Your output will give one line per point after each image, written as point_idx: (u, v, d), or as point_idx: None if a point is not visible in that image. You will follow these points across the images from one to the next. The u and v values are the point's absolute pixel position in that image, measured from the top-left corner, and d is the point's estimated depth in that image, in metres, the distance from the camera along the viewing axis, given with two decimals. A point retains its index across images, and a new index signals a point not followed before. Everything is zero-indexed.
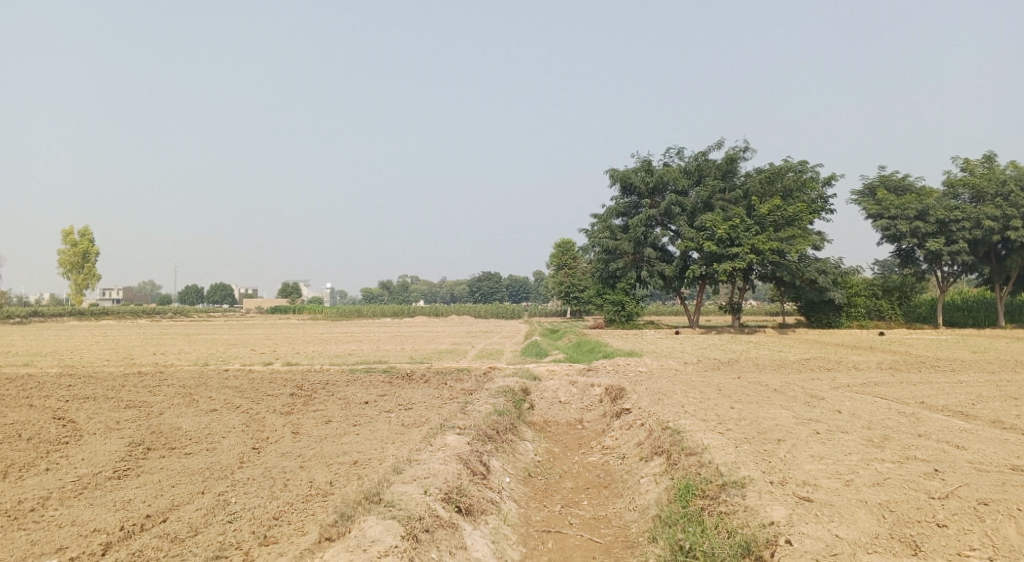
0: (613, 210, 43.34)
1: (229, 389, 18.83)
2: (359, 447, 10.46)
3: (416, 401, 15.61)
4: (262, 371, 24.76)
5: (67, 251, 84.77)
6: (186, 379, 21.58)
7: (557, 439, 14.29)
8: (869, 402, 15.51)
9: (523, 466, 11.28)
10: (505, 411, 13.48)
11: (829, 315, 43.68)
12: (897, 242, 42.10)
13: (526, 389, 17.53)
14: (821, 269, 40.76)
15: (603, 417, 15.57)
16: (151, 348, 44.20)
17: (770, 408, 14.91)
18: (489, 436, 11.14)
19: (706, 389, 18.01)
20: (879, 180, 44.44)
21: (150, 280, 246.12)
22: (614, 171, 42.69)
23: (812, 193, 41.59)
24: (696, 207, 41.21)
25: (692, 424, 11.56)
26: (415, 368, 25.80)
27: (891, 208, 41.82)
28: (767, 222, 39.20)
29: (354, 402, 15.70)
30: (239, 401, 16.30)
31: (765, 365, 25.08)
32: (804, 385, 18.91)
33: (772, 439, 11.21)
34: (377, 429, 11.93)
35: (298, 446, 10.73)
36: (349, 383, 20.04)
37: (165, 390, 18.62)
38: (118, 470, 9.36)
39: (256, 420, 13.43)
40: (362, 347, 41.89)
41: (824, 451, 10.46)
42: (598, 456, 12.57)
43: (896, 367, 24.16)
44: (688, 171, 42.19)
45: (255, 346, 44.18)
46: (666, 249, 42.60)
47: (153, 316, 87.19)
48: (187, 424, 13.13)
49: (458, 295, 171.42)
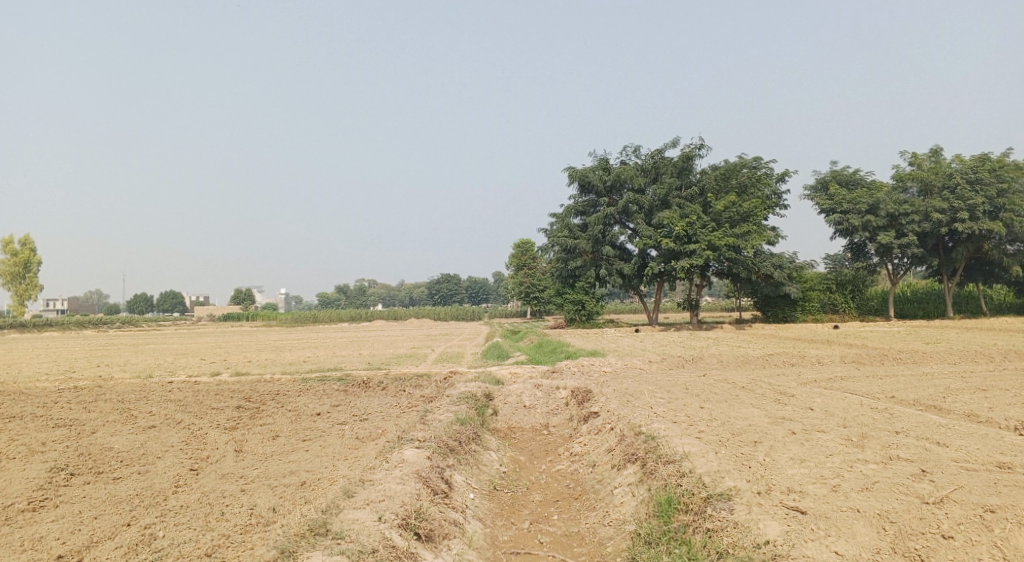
0: (571, 209, 42.89)
1: (172, 402, 17.62)
2: (307, 465, 9.57)
3: (372, 411, 14.73)
4: (210, 382, 23.47)
5: (7, 260, 80.96)
6: (126, 392, 20.23)
7: (523, 447, 13.58)
8: (840, 398, 15.21)
9: (488, 479, 10.55)
10: (467, 420, 12.69)
11: (785, 309, 43.93)
12: (850, 236, 42.52)
13: (489, 394, 16.76)
14: (776, 264, 41.02)
15: (570, 421, 14.93)
16: (94, 360, 42.12)
17: (741, 407, 14.46)
18: (450, 448, 10.36)
19: (674, 388, 17.53)
20: (831, 175, 44.83)
21: (95, 292, 237.48)
22: (572, 170, 42.27)
23: (767, 190, 41.82)
24: (654, 205, 41.02)
25: (666, 428, 10.96)
26: (373, 374, 24.84)
27: (843, 202, 42.17)
28: (723, 219, 39.17)
29: (306, 414, 14.73)
30: (182, 416, 15.18)
31: (730, 362, 24.79)
32: (772, 382, 18.59)
33: (749, 442, 10.69)
34: (328, 444, 11.06)
35: (241, 467, 9.79)
36: (302, 392, 19.03)
37: (101, 406, 17.35)
38: (32, 501, 8.26)
39: (197, 438, 12.38)
40: (319, 353, 40.61)
41: (804, 452, 9.97)
42: (566, 465, 11.89)
43: (859, 361, 24.12)
44: (645, 170, 42.01)
45: (206, 355, 42.49)
46: (624, 248, 42.33)
47: (100, 327, 83.90)
48: (120, 444, 12.00)
49: (418, 299, 169.62)
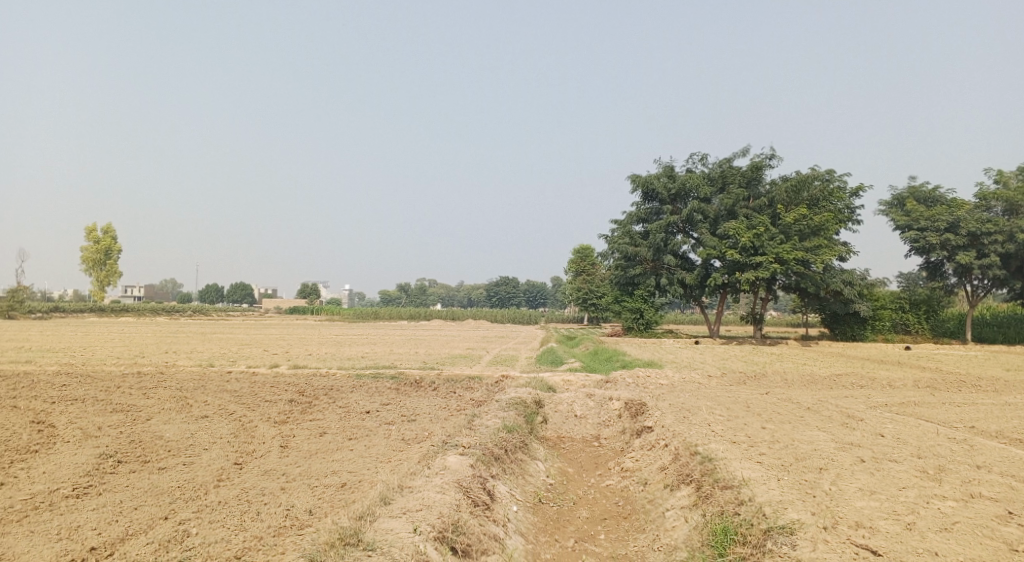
0: (633, 216, 42.17)
1: (227, 393, 17.87)
2: (350, 466, 9.38)
3: (421, 412, 14.53)
4: (267, 374, 23.82)
5: (90, 248, 84.91)
6: (186, 380, 20.69)
7: (572, 458, 13.15)
8: (914, 425, 14.21)
9: (533, 490, 10.18)
10: (515, 427, 12.34)
11: (854, 328, 41.97)
12: (926, 255, 40.44)
13: (539, 400, 16.38)
14: (847, 280, 39.28)
15: (622, 434, 14.41)
16: (163, 346, 43.63)
17: (805, 430, 13.66)
18: (496, 457, 10.02)
19: (733, 405, 16.78)
20: (908, 191, 42.71)
21: (170, 280, 247.54)
22: (636, 176, 41.58)
23: (840, 203, 40.16)
24: (719, 215, 39.88)
25: (724, 449, 10.37)
26: (425, 373, 24.81)
27: (920, 219, 40.20)
28: (792, 231, 37.73)
29: (355, 411, 14.67)
30: (235, 407, 15.34)
31: (794, 380, 23.73)
32: (839, 404, 17.62)
33: (814, 469, 10.00)
34: (373, 444, 10.87)
35: (283, 463, 9.70)
36: (354, 389, 19.07)
37: (161, 392, 17.72)
38: (77, 487, 8.31)
39: (246, 430, 12.43)
40: (375, 349, 40.99)
41: (874, 484, 9.24)
42: (617, 480, 11.42)
43: (934, 386, 22.73)
44: (712, 179, 40.95)
45: (268, 346, 43.53)
46: (686, 257, 41.29)
47: (172, 315, 87.14)
48: (171, 433, 12.12)
49: (476, 300, 170.55)
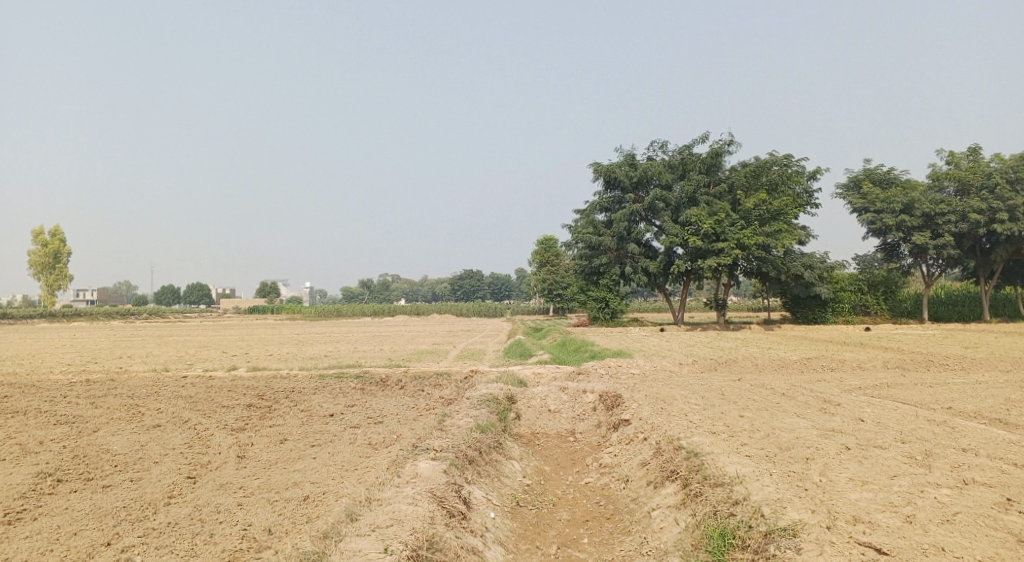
0: (595, 205, 41.83)
1: (183, 398, 16.95)
2: (314, 476, 8.72)
3: (388, 413, 13.87)
4: (226, 377, 22.81)
5: (37, 251, 81.76)
6: (138, 387, 19.63)
7: (547, 456, 12.64)
8: (892, 408, 14.02)
9: (510, 493, 9.64)
10: (488, 426, 11.76)
11: (815, 310, 42.29)
12: (883, 236, 40.92)
13: (511, 396, 15.84)
14: (807, 264, 39.61)
15: (598, 428, 13.98)
16: (117, 351, 42.02)
17: (784, 417, 13.36)
18: (470, 459, 9.44)
19: (709, 393, 16.47)
20: (864, 173, 43.11)
21: (125, 283, 240.93)
22: (597, 165, 41.22)
23: (797, 187, 40.40)
24: (681, 202, 39.75)
25: (709, 442, 9.99)
26: (391, 371, 24.09)
27: (876, 201, 40.60)
28: (752, 217, 37.80)
29: (318, 414, 13.93)
30: (189, 414, 14.48)
31: (765, 365, 23.60)
32: (812, 388, 17.44)
33: (801, 459, 9.64)
34: (338, 450, 10.19)
35: (241, 475, 8.97)
36: (318, 390, 18.30)
37: (110, 401, 16.69)
38: (8, 513, 7.46)
39: (201, 439, 11.65)
40: (339, 348, 40.00)
41: (864, 473, 8.90)
42: (596, 478, 10.97)
43: (902, 366, 22.79)
44: (672, 166, 40.84)
45: (229, 348, 42.23)
46: (650, 245, 41.16)
47: (127, 318, 84.41)
48: (119, 445, 11.26)
49: (440, 294, 169.29)
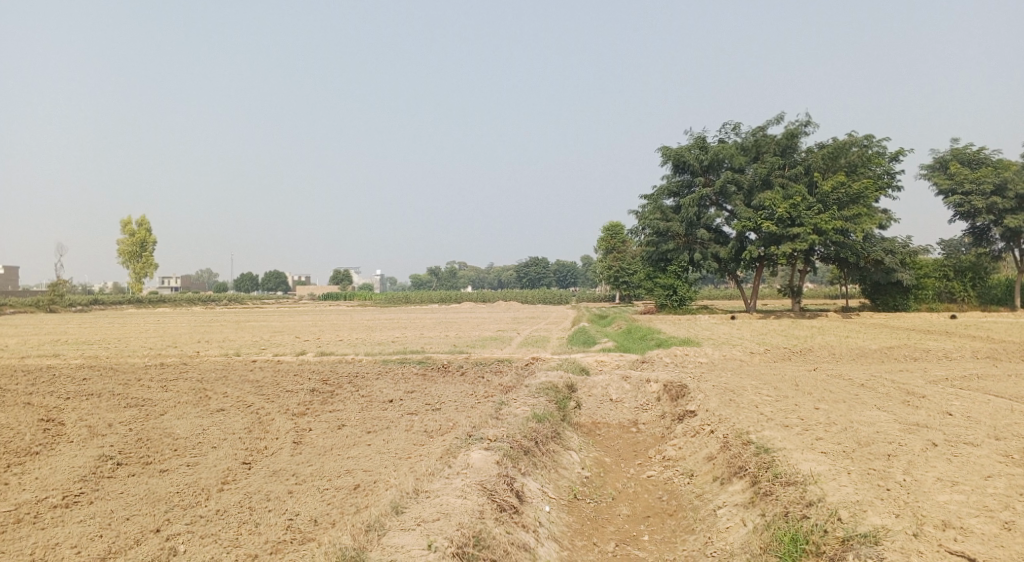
0: (664, 190, 40.72)
1: (248, 383, 17.26)
2: (365, 464, 8.57)
3: (446, 400, 13.72)
4: (292, 362, 23.21)
5: (126, 241, 85.91)
6: (209, 371, 20.17)
7: (609, 447, 12.22)
8: (984, 402, 12.92)
9: (567, 486, 9.28)
10: (546, 415, 11.41)
11: (896, 297, 40.06)
12: (971, 219, 38.34)
13: (571, 385, 15.43)
14: (888, 249, 37.54)
15: (662, 419, 13.45)
16: (196, 335, 43.70)
17: (863, 409, 12.50)
18: (525, 450, 9.11)
19: (781, 384, 15.67)
20: (951, 153, 40.43)
21: (207, 270, 251.33)
22: (666, 148, 40.14)
23: (879, 168, 38.31)
24: (754, 185, 38.27)
25: (780, 437, 9.37)
26: (453, 357, 24.04)
27: (964, 182, 38.03)
28: (829, 200, 36.04)
29: (378, 401, 13.91)
30: (253, 399, 14.69)
31: (843, 355, 22.40)
32: (894, 379, 16.36)
33: (882, 455, 8.91)
34: (393, 438, 10.02)
35: (294, 462, 8.93)
36: (379, 375, 18.37)
37: (181, 385, 17.17)
38: (67, 495, 7.60)
39: (261, 424, 11.75)
40: (405, 334, 40.41)
41: (954, 472, 8.12)
42: (658, 471, 10.50)
43: (995, 356, 21.21)
44: (745, 148, 39.30)
45: (300, 333, 43.29)
46: (720, 230, 39.87)
47: (208, 304, 87.84)
48: (182, 429, 11.47)
49: (506, 281, 169.64)
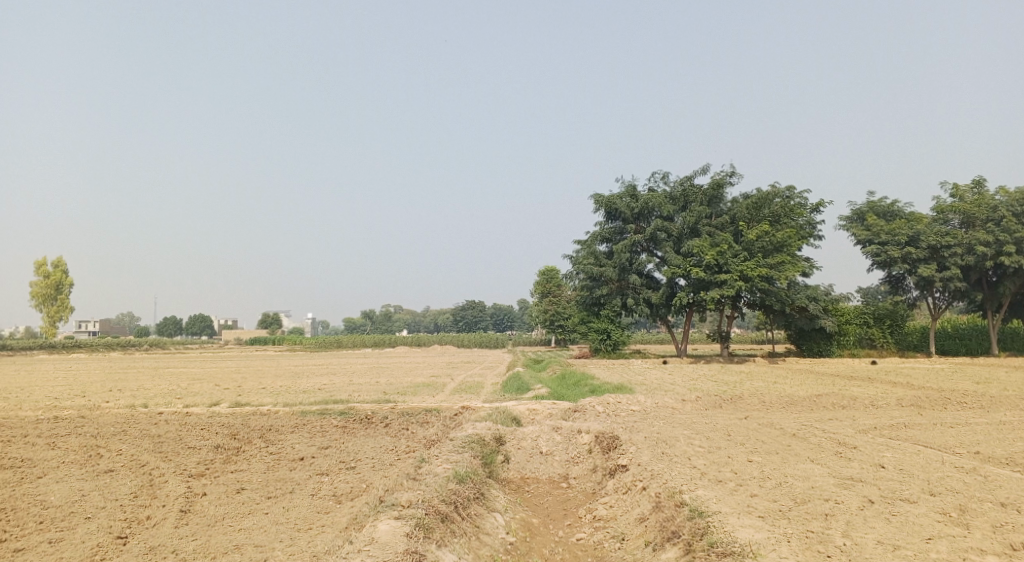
0: (597, 236, 40.83)
1: (149, 438, 15.78)
2: (259, 537, 7.60)
3: (363, 457, 12.74)
4: (203, 414, 21.60)
5: (39, 282, 80.92)
6: (107, 424, 18.46)
7: (536, 505, 11.47)
8: (914, 453, 12.80)
9: (488, 554, 8.51)
10: (470, 473, 10.59)
11: (820, 343, 40.99)
12: (888, 268, 39.74)
13: (499, 436, 14.63)
14: (812, 296, 38.47)
15: (593, 473, 12.82)
16: (106, 383, 40.82)
17: (797, 462, 12.17)
18: (443, 516, 8.31)
19: (714, 433, 15.31)
20: (867, 205, 42.17)
21: (128, 314, 239.18)
22: (598, 196, 40.39)
23: (800, 219, 39.52)
24: (683, 233, 38.79)
25: (714, 496, 8.88)
26: (378, 406, 22.87)
27: (881, 233, 39.47)
28: (755, 248, 36.83)
29: (287, 459, 12.78)
30: (148, 457, 13.29)
31: (773, 402, 22.36)
32: (824, 429, 16.23)
33: (820, 515, 8.48)
34: (295, 505, 9.00)
35: (177, 534, 7.87)
36: (296, 428, 17.14)
37: (70, 441, 15.52)
38: None
39: (152, 488, 10.50)
40: (333, 381, 38.79)
41: (894, 533, 7.75)
42: (588, 533, 9.83)
43: (918, 404, 21.51)
44: (674, 197, 39.95)
45: (221, 381, 41.11)
46: (652, 276, 40.17)
47: (126, 349, 83.20)
48: (57, 495, 10.13)
49: (442, 325, 167.58)
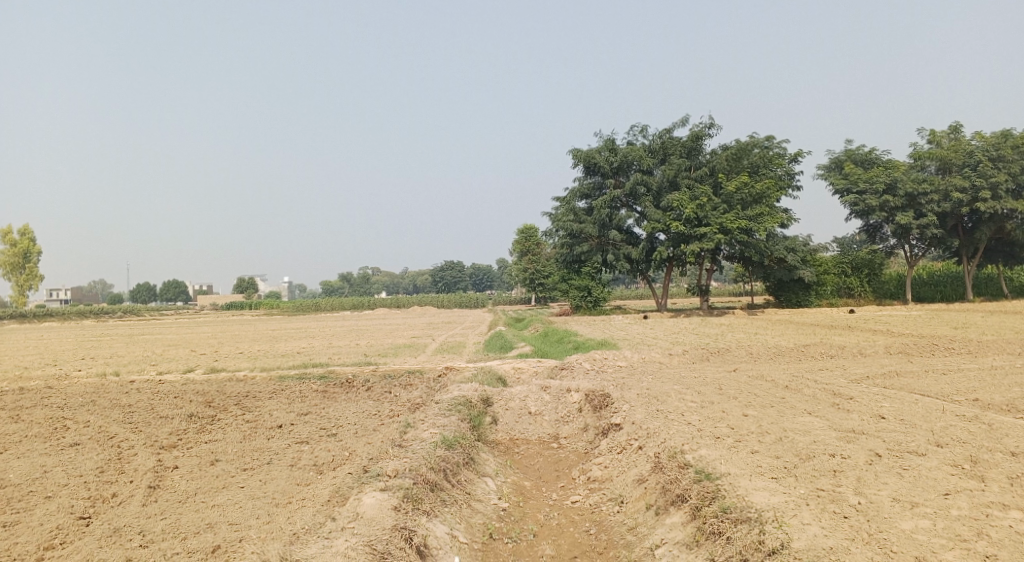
0: (576, 191, 40.11)
1: (119, 409, 15.03)
2: (233, 514, 6.99)
3: (345, 423, 12.15)
4: (177, 381, 20.83)
5: (6, 251, 78.54)
6: (76, 395, 17.67)
7: (528, 467, 11.00)
8: (913, 402, 12.48)
9: (482, 523, 8.02)
10: (456, 438, 10.03)
11: (799, 294, 40.98)
12: (866, 217, 39.51)
13: (486, 397, 14.11)
14: (790, 247, 38.24)
15: (585, 433, 12.37)
16: (79, 352, 39.76)
17: (794, 415, 11.80)
18: (432, 485, 7.78)
19: (706, 388, 14.92)
20: (845, 154, 41.81)
21: (100, 282, 234.67)
22: (577, 150, 39.52)
23: (779, 170, 39.09)
24: (663, 187, 38.15)
25: (717, 455, 8.43)
26: (359, 369, 22.26)
27: (859, 182, 39.14)
28: (734, 200, 36.36)
29: (264, 427, 12.15)
30: (118, 429, 12.60)
31: (760, 353, 22.11)
32: (816, 379, 15.95)
33: (828, 472, 8.04)
34: (272, 477, 8.38)
35: (145, 513, 7.22)
36: (274, 394, 16.51)
37: (34, 413, 14.76)
38: None
39: (120, 461, 9.83)
40: (313, 344, 38.07)
41: (908, 489, 7.36)
42: (583, 495, 9.39)
43: (905, 351, 21.37)
44: (653, 150, 39.23)
45: (198, 346, 40.24)
46: (632, 232, 39.64)
47: (101, 317, 81.60)
48: (17, 472, 9.43)
49: (421, 285, 166.66)
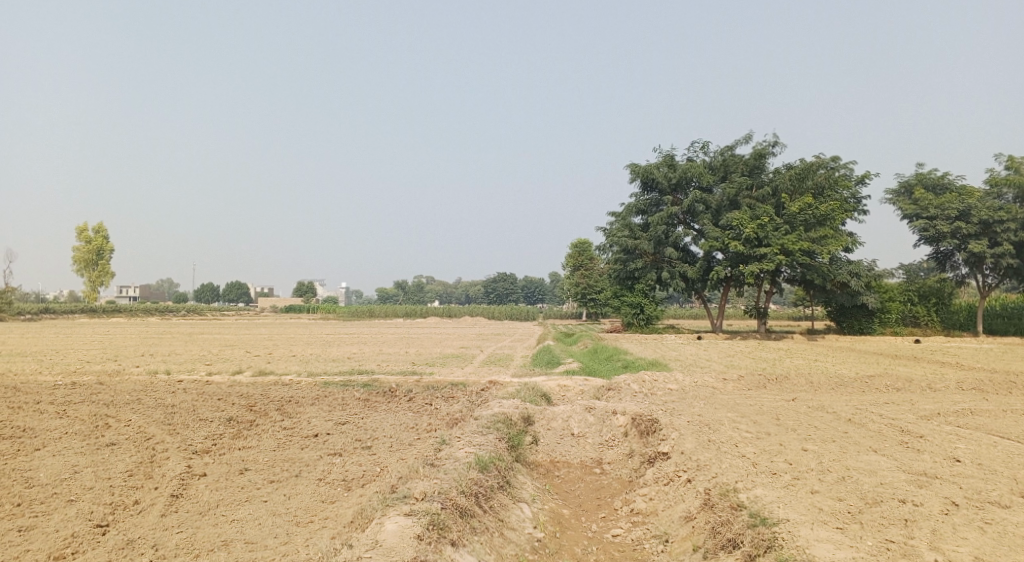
0: (632, 207, 39.30)
1: (163, 409, 15.05)
2: (250, 532, 6.67)
3: (381, 435, 11.80)
4: (224, 382, 20.91)
5: (82, 247, 81.93)
6: (126, 392, 17.88)
7: (567, 493, 10.43)
8: (991, 445, 11.41)
9: (514, 553, 7.51)
10: (493, 459, 9.52)
11: (862, 321, 39.18)
12: (935, 244, 37.59)
13: (528, 415, 13.59)
14: (854, 272, 36.61)
15: (629, 459, 11.72)
16: (140, 348, 40.85)
17: (859, 452, 10.91)
18: (462, 511, 7.31)
19: (761, 417, 14.06)
20: (916, 178, 39.82)
21: (169, 281, 243.23)
22: (635, 166, 38.78)
23: (845, 191, 37.55)
24: (722, 205, 37.07)
25: (773, 495, 7.71)
26: (402, 378, 22.00)
27: (929, 207, 37.20)
28: (796, 222, 35.01)
29: (300, 435, 11.91)
30: (156, 430, 12.53)
31: (821, 382, 20.96)
32: (882, 414, 14.87)
33: (898, 521, 7.26)
34: (297, 492, 8.04)
35: (162, 525, 6.95)
36: (315, 401, 16.32)
37: (81, 410, 14.89)
38: None
39: (151, 465, 9.67)
40: (362, 350, 38.23)
41: (991, 547, 6.54)
42: (625, 529, 8.77)
43: (980, 388, 19.91)
44: (713, 168, 38.20)
45: (252, 348, 40.84)
46: (688, 250, 38.58)
47: (166, 315, 84.19)
48: (50, 471, 9.36)
49: (474, 296, 167.02)
